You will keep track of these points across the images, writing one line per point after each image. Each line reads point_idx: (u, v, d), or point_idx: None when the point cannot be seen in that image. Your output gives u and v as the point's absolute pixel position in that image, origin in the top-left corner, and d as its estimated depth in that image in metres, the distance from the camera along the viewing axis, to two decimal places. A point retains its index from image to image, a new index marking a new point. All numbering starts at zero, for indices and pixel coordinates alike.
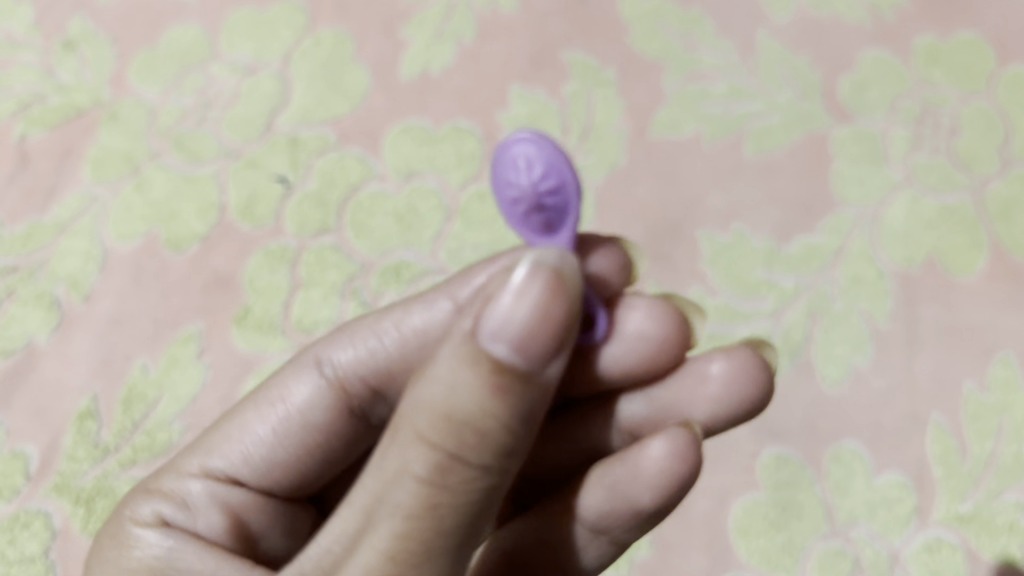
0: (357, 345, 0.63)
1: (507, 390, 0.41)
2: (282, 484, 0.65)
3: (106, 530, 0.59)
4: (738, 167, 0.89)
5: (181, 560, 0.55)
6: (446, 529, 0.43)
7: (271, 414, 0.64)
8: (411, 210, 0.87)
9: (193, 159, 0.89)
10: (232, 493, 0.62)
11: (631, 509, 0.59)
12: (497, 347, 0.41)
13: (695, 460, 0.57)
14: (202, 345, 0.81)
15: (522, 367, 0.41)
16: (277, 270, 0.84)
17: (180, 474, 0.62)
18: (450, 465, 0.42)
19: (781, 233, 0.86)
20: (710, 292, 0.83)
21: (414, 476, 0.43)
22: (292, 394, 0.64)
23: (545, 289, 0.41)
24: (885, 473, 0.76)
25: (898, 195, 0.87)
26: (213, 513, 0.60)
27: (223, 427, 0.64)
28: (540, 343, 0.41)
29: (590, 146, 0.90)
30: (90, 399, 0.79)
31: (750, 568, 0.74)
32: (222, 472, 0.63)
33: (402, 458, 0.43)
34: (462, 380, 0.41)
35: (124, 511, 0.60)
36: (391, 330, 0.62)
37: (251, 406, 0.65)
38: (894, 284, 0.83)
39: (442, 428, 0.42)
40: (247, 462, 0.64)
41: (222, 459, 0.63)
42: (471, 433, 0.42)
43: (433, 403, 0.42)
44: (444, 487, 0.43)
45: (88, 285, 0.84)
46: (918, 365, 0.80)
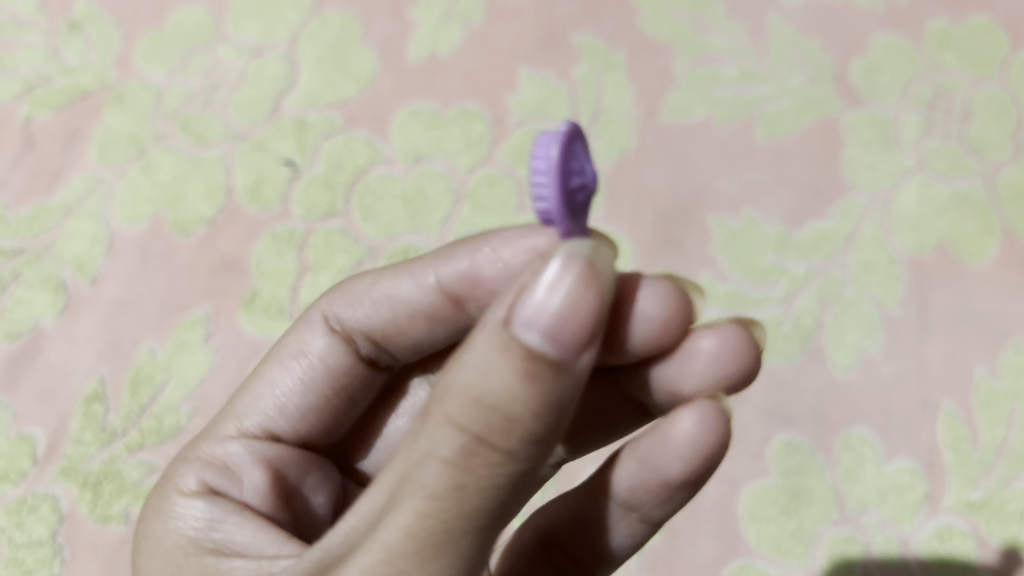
0: (359, 297, 0.61)
1: (537, 376, 0.39)
2: (319, 435, 0.62)
3: (150, 502, 0.56)
4: (749, 151, 0.88)
5: (223, 534, 0.51)
6: (470, 517, 0.41)
7: (295, 366, 0.62)
8: (420, 193, 0.86)
9: (200, 141, 0.89)
10: (271, 446, 0.59)
11: (662, 483, 0.54)
12: (530, 337, 0.39)
13: (724, 429, 0.52)
14: (210, 328, 0.81)
15: (554, 356, 0.39)
16: (285, 254, 0.84)
17: (218, 438, 0.59)
18: (476, 451, 0.40)
19: (792, 218, 0.85)
20: (720, 277, 0.82)
21: (440, 457, 0.40)
22: (309, 344, 0.62)
23: (574, 283, 0.40)
24: (895, 460, 0.76)
25: (910, 180, 0.86)
26: (256, 469, 0.57)
27: (251, 387, 0.62)
28: (573, 330, 0.39)
29: (600, 130, 0.89)
30: (97, 382, 0.79)
31: (760, 554, 0.73)
32: (259, 430, 0.60)
33: (430, 441, 0.41)
34: (493, 365, 0.40)
35: (169, 480, 0.56)
36: (383, 293, 0.60)
37: (276, 361, 0.63)
38: (906, 271, 0.82)
39: (470, 412, 0.40)
40: (282, 413, 0.61)
41: (256, 416, 0.61)
42: (498, 419, 0.40)
43: (464, 386, 0.40)
44: (467, 471, 0.40)
45: (95, 268, 0.84)
46: (929, 351, 0.80)
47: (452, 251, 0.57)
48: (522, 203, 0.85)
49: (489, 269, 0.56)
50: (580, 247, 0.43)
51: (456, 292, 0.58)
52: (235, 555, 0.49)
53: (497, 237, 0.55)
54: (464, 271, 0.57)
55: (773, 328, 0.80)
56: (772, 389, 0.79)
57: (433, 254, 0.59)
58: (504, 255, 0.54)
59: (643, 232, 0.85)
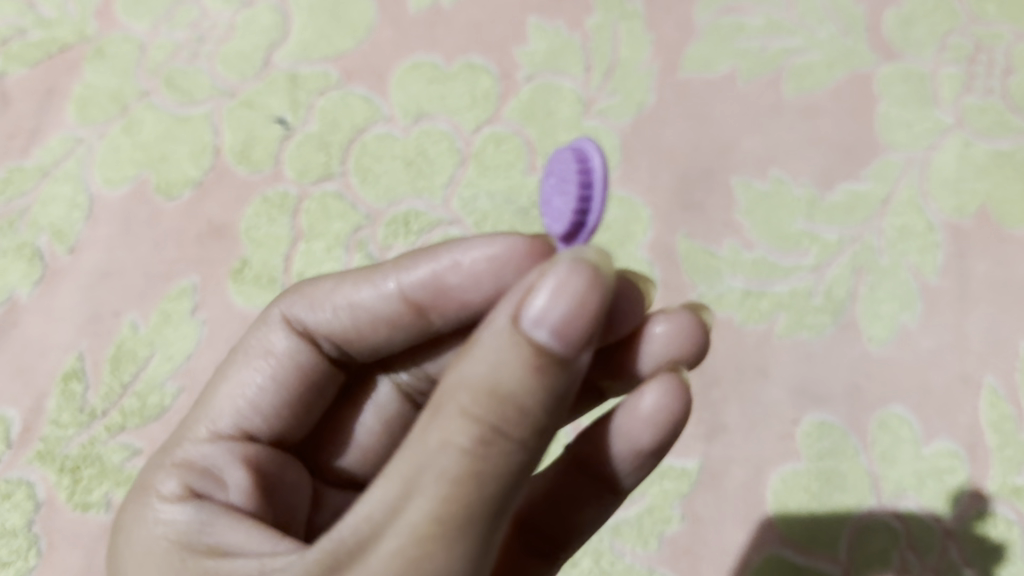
0: (319, 298, 0.55)
1: (549, 366, 0.37)
2: (294, 433, 0.57)
3: (128, 512, 0.50)
4: (776, 108, 0.81)
5: (216, 537, 0.45)
6: (484, 514, 0.37)
7: (261, 365, 0.56)
8: (421, 154, 0.80)
9: (186, 98, 0.82)
10: (249, 446, 0.53)
11: (633, 454, 0.51)
12: (538, 331, 0.37)
13: (687, 401, 0.50)
14: (197, 300, 0.75)
15: (564, 350, 0.37)
16: (277, 220, 0.78)
17: (192, 440, 0.53)
18: (490, 443, 0.37)
19: (823, 180, 0.79)
20: (746, 245, 0.76)
21: (452, 451, 0.37)
22: (272, 342, 0.56)
23: (583, 277, 0.38)
24: (934, 441, 0.70)
25: (949, 139, 0.80)
26: (237, 470, 0.52)
27: (215, 388, 0.56)
28: (581, 326, 0.37)
29: (615, 84, 0.82)
30: (76, 358, 0.73)
31: (788, 543, 0.68)
32: (234, 431, 0.54)
33: (436, 435, 0.38)
34: (504, 355, 0.38)
35: (149, 486, 0.50)
36: (343, 296, 0.55)
37: (240, 357, 0.57)
38: (944, 237, 0.76)
39: (482, 403, 0.37)
40: (257, 412, 0.55)
41: (229, 417, 0.55)
42: (511, 411, 0.37)
43: (472, 378, 0.38)
44: (480, 465, 0.37)
45: (74, 235, 0.78)
46: (971, 324, 0.74)
47: (416, 257, 0.53)
48: (532, 165, 0.79)
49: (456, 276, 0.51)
50: (564, 252, 0.41)
51: (419, 300, 0.53)
52: (231, 555, 0.43)
53: (464, 245, 0.51)
54: (428, 277, 0.52)
55: (803, 299, 0.74)
56: (802, 364, 0.73)
57: (395, 260, 0.54)
58: (464, 263, 0.51)
59: (662, 195, 0.78)
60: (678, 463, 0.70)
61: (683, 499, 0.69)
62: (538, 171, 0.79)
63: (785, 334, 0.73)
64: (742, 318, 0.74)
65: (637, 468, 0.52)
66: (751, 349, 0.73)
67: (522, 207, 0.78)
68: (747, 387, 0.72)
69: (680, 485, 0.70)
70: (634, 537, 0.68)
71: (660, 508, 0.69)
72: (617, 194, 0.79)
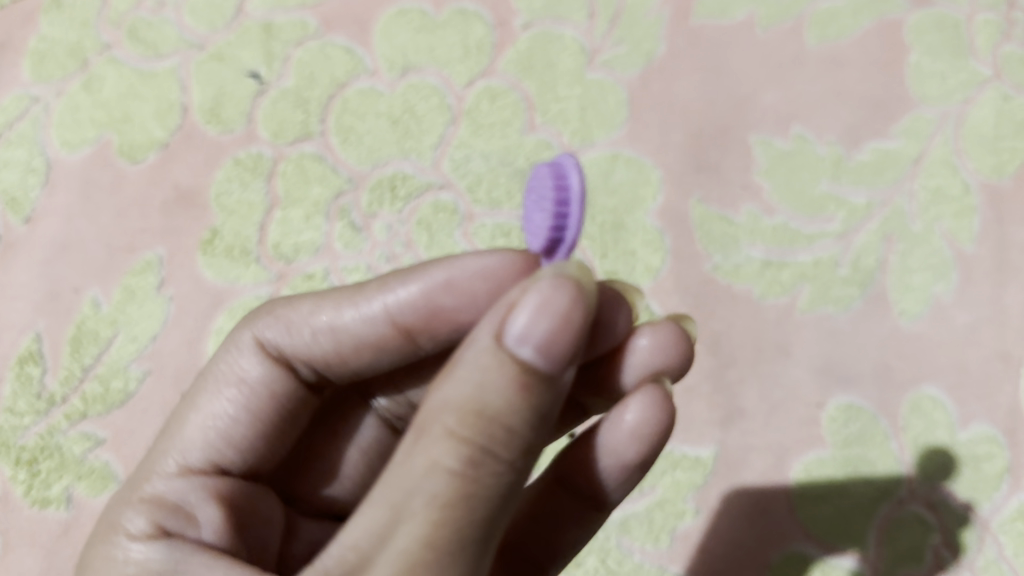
0: (296, 321, 0.49)
1: (536, 385, 0.34)
2: (269, 463, 0.50)
3: (94, 555, 0.44)
4: (798, 59, 0.74)
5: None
6: (475, 537, 0.34)
7: (232, 394, 0.49)
8: (408, 112, 0.73)
9: (150, 51, 0.75)
10: (221, 481, 0.47)
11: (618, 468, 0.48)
12: (522, 349, 0.34)
13: (671, 415, 0.46)
14: (163, 274, 0.69)
15: (551, 369, 0.34)
16: (250, 185, 0.71)
17: (161, 476, 0.47)
18: (478, 466, 0.34)
19: (850, 138, 0.72)
20: (766, 211, 0.69)
21: (438, 474, 0.34)
22: (243, 369, 0.50)
23: (567, 293, 0.35)
24: (971, 426, 0.64)
25: (986, 92, 0.72)
26: (209, 505, 0.45)
27: (181, 419, 0.50)
28: (567, 342, 0.34)
29: (621, 33, 0.75)
30: (33, 339, 0.67)
31: (810, 539, 0.62)
32: (205, 465, 0.48)
33: (421, 459, 0.34)
34: (488, 374, 0.34)
35: (115, 526, 0.44)
36: (323, 318, 0.48)
37: (207, 384, 0.50)
38: (982, 200, 0.69)
39: (469, 424, 0.34)
40: (228, 444, 0.49)
41: (198, 449, 0.48)
42: (499, 434, 0.34)
43: (456, 399, 0.34)
44: (470, 488, 0.34)
45: (30, 204, 0.71)
46: (1010, 296, 0.67)
47: (403, 275, 0.47)
48: (530, 123, 0.72)
49: (453, 291, 0.46)
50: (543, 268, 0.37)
51: (408, 324, 0.47)
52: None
53: (458, 261, 0.46)
54: (419, 297, 0.47)
55: (827, 270, 0.68)
56: (827, 341, 0.66)
57: (380, 278, 0.48)
58: (460, 280, 0.46)
59: (673, 155, 0.72)
60: (692, 452, 0.64)
61: (697, 491, 0.64)
62: (537, 130, 0.72)
63: (809, 308, 0.67)
64: (761, 291, 0.68)
65: (620, 483, 0.48)
66: (772, 325, 0.67)
67: (518, 169, 0.71)
68: (767, 367, 0.66)
69: (693, 476, 0.64)
70: (644, 535, 0.63)
71: (672, 501, 0.64)
72: (623, 154, 0.72)
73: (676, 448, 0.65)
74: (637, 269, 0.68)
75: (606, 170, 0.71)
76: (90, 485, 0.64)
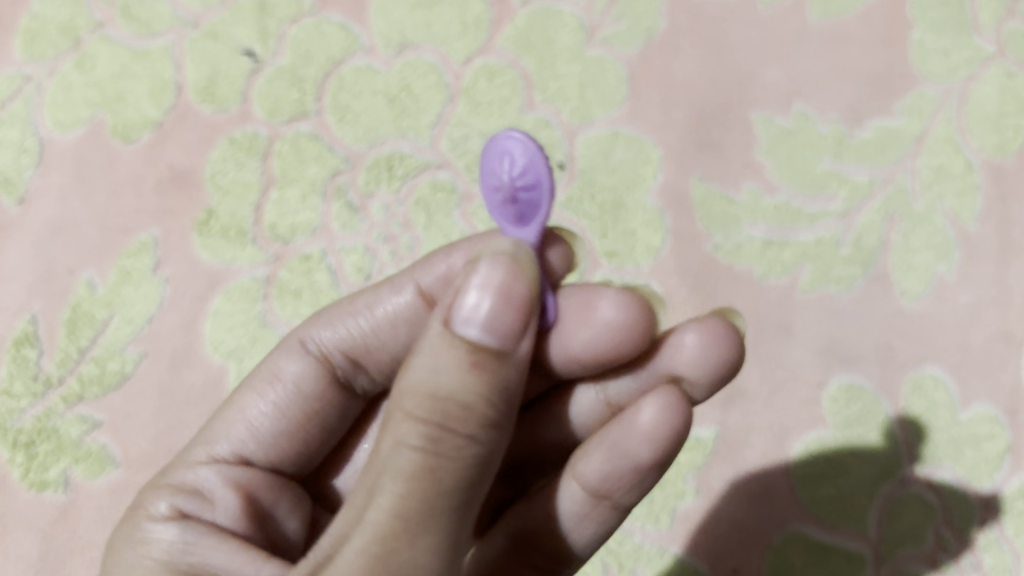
0: (340, 315, 0.51)
1: (487, 361, 0.34)
2: (297, 458, 0.51)
3: (118, 533, 0.46)
4: (801, 35, 0.73)
5: (199, 557, 0.42)
6: (446, 510, 0.35)
7: (267, 392, 0.51)
8: (405, 90, 0.72)
9: (144, 29, 0.74)
10: (246, 471, 0.48)
11: (632, 467, 0.47)
12: (468, 330, 0.35)
13: (687, 418, 0.46)
14: (159, 256, 0.68)
15: (497, 346, 0.35)
16: (245, 164, 0.70)
17: (190, 464, 0.49)
18: (439, 442, 0.34)
19: (852, 116, 0.71)
20: (768, 189, 0.69)
21: (402, 453, 0.34)
22: (282, 367, 0.51)
23: (504, 269, 0.35)
24: (972, 406, 0.64)
25: (990, 69, 0.71)
26: (229, 493, 0.47)
27: (219, 416, 0.51)
28: (510, 318, 0.35)
29: (621, 8, 0.74)
30: (28, 322, 0.67)
31: (811, 520, 0.62)
32: (230, 457, 0.50)
33: (388, 441, 0.35)
34: (440, 356, 0.35)
35: (139, 507, 0.46)
36: (364, 304, 0.50)
37: (244, 385, 0.52)
38: (985, 178, 0.69)
39: (424, 403, 0.34)
40: (256, 435, 0.50)
41: (229, 442, 0.50)
42: (455, 410, 0.34)
43: (412, 382, 0.35)
44: (434, 464, 0.34)
45: (24, 185, 0.71)
46: (1013, 275, 0.67)
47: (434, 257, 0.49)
48: (529, 101, 0.72)
49: None
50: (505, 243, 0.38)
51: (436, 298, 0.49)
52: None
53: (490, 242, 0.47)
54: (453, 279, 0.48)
55: (829, 249, 0.67)
56: (828, 321, 0.66)
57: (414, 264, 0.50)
58: None
59: (674, 135, 0.71)
60: (692, 432, 0.64)
61: (697, 472, 0.63)
62: (536, 108, 0.71)
63: (811, 288, 0.66)
64: (762, 270, 0.67)
65: (634, 483, 0.48)
66: (774, 305, 0.66)
67: None
68: (768, 348, 0.65)
69: (694, 457, 0.64)
70: (645, 515, 0.63)
71: (672, 482, 0.63)
72: (623, 133, 0.71)
73: None
74: (636, 249, 0.68)
75: (605, 148, 0.70)
76: (87, 469, 0.63)
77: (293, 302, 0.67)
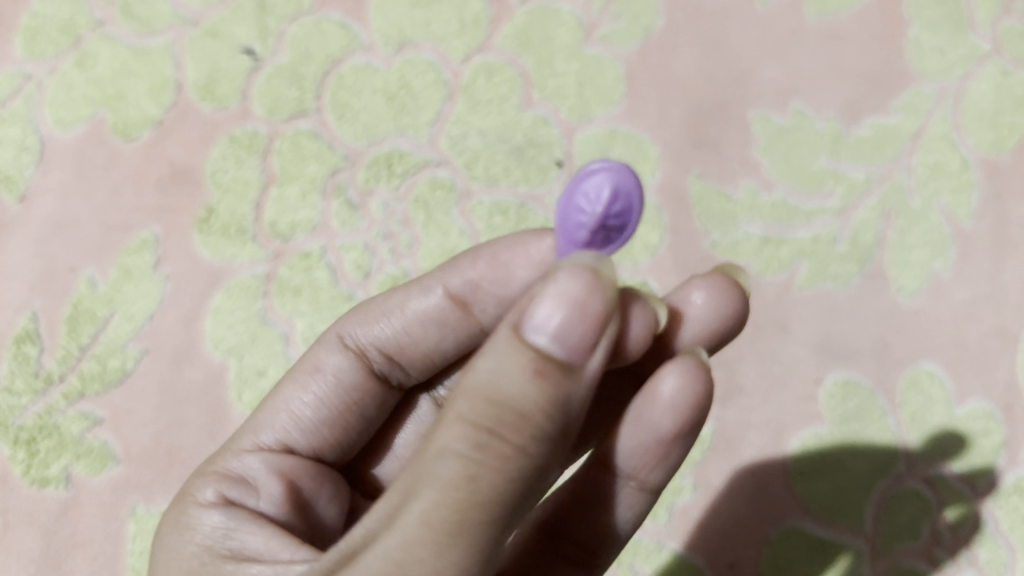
0: (372, 312, 0.51)
1: (552, 371, 0.33)
2: (337, 447, 0.51)
3: (161, 519, 0.45)
4: (798, 33, 0.73)
5: (240, 542, 0.41)
6: (479, 527, 0.32)
7: (310, 384, 0.51)
8: (404, 88, 0.72)
9: (144, 27, 0.74)
10: (290, 459, 0.49)
11: (657, 441, 0.45)
12: (539, 338, 0.34)
13: (709, 380, 0.44)
14: (159, 253, 0.69)
15: (564, 358, 0.34)
16: (245, 162, 0.71)
17: (234, 451, 0.49)
18: (486, 449, 0.33)
19: (849, 113, 0.71)
20: (765, 187, 0.69)
21: (448, 456, 0.33)
22: (322, 361, 0.52)
23: (584, 282, 0.35)
24: (968, 402, 0.64)
25: (986, 67, 0.71)
26: (273, 481, 0.47)
27: (262, 407, 0.51)
28: (582, 333, 0.34)
29: (619, 6, 0.74)
30: (29, 319, 0.67)
31: (808, 517, 0.63)
32: (274, 445, 0.50)
33: (436, 442, 0.33)
34: (505, 361, 0.34)
35: (184, 494, 0.45)
36: (396, 304, 0.51)
37: (287, 379, 0.52)
38: (980, 175, 0.69)
39: (480, 405, 0.33)
40: (298, 426, 0.50)
41: (273, 431, 0.50)
42: (510, 417, 0.33)
43: (472, 383, 0.34)
44: (476, 473, 0.32)
45: (24, 183, 0.71)
46: (1008, 272, 0.67)
47: (459, 257, 0.50)
48: (528, 99, 0.72)
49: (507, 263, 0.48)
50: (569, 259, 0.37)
51: (466, 299, 0.50)
52: (250, 561, 0.40)
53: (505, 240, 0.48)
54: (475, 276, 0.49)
55: (826, 246, 0.68)
56: (825, 318, 0.66)
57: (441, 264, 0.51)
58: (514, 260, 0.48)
59: (672, 132, 0.71)
60: None
61: (695, 468, 0.64)
62: (535, 105, 0.72)
63: (809, 285, 0.67)
64: (760, 267, 0.67)
65: (663, 460, 0.46)
66: (770, 302, 0.67)
67: (516, 146, 0.71)
68: (765, 344, 0.66)
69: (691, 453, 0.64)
70: None
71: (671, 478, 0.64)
72: (621, 131, 0.71)
73: None
74: (634, 246, 0.68)
75: (603, 146, 0.71)
76: (88, 465, 0.64)
77: (293, 299, 0.67)
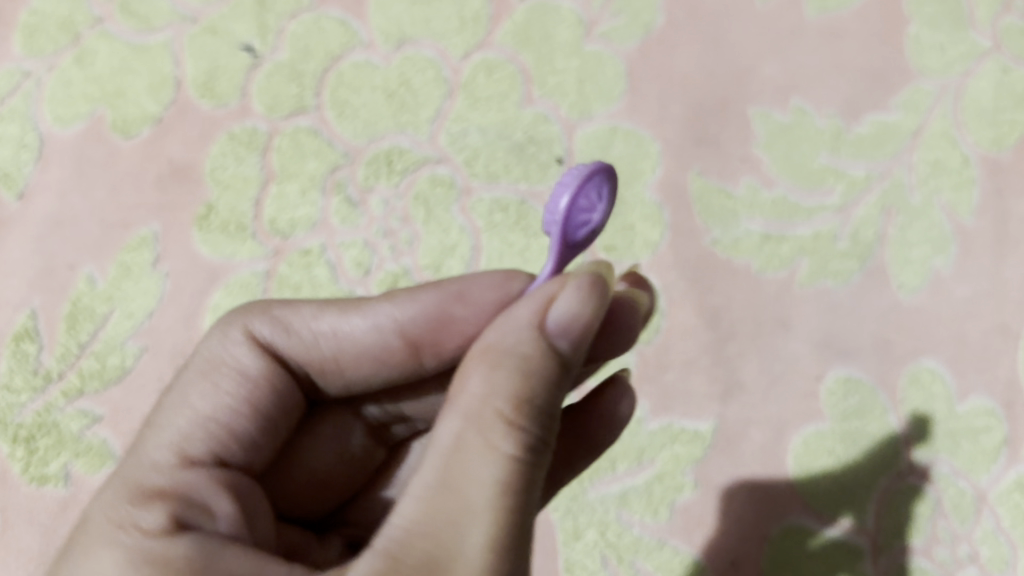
0: (297, 321, 0.47)
1: (561, 373, 0.38)
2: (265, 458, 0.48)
3: (106, 554, 0.39)
4: (798, 31, 0.73)
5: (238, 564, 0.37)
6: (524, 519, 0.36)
7: (231, 385, 0.46)
8: (404, 85, 0.72)
9: (143, 25, 0.74)
10: (224, 474, 0.44)
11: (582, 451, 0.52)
12: (561, 339, 0.39)
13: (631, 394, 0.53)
14: (158, 250, 0.68)
15: (570, 356, 0.39)
16: (245, 159, 0.70)
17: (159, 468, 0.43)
18: (534, 450, 0.36)
19: (849, 111, 0.71)
20: (766, 184, 0.69)
21: (506, 459, 0.36)
22: (242, 361, 0.46)
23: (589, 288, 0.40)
24: (969, 398, 0.64)
25: (986, 64, 0.71)
26: (223, 498, 0.42)
27: (167, 411, 0.45)
28: (587, 334, 0.39)
29: (619, 4, 0.74)
30: (28, 317, 0.67)
31: (809, 514, 0.63)
32: (205, 456, 0.44)
33: (481, 443, 0.36)
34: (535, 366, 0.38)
35: (129, 521, 0.40)
36: (328, 320, 0.47)
37: (191, 378, 0.46)
38: (981, 172, 0.69)
39: (525, 409, 0.37)
40: (231, 435, 0.45)
41: (198, 437, 0.44)
42: (543, 420, 0.37)
43: (511, 389, 0.37)
44: (531, 472, 0.36)
45: (23, 180, 0.71)
46: (1008, 269, 0.67)
47: (415, 288, 0.47)
48: (527, 96, 0.72)
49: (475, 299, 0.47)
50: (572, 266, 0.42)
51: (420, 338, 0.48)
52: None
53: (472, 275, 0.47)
54: (438, 310, 0.47)
55: (826, 243, 0.67)
56: (825, 315, 0.66)
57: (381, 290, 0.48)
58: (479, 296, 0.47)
59: (672, 128, 0.71)
60: (691, 425, 0.64)
61: (696, 465, 0.64)
62: (535, 103, 0.72)
63: (810, 282, 0.67)
64: (760, 264, 0.67)
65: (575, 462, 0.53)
66: (772, 299, 0.67)
67: (516, 143, 0.71)
68: (766, 341, 0.66)
69: (692, 450, 0.64)
70: (644, 508, 0.63)
71: (671, 475, 0.64)
72: (621, 128, 0.71)
73: (675, 421, 0.64)
74: (634, 243, 0.68)
75: (603, 143, 0.71)
76: (88, 463, 0.64)
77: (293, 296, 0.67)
